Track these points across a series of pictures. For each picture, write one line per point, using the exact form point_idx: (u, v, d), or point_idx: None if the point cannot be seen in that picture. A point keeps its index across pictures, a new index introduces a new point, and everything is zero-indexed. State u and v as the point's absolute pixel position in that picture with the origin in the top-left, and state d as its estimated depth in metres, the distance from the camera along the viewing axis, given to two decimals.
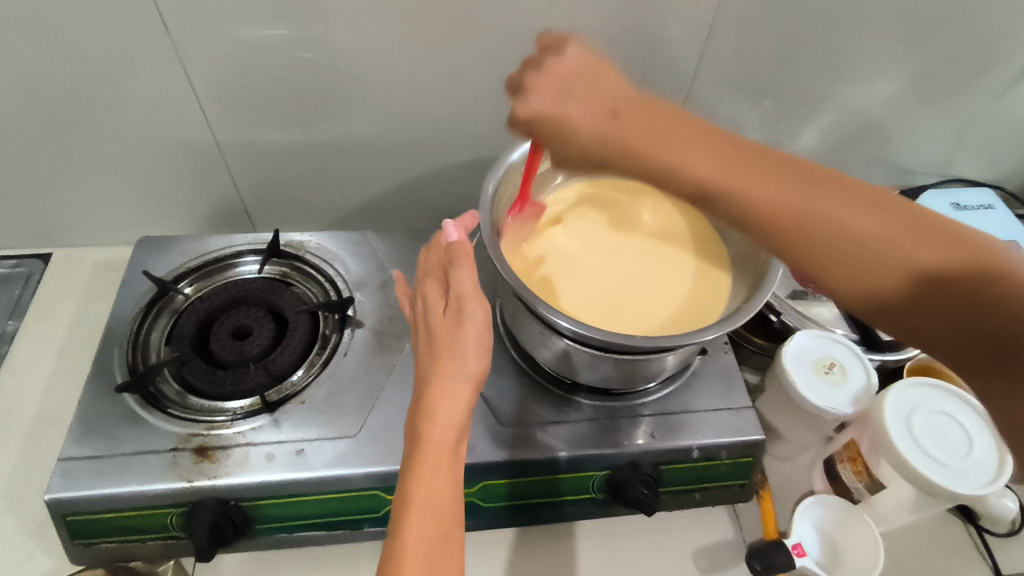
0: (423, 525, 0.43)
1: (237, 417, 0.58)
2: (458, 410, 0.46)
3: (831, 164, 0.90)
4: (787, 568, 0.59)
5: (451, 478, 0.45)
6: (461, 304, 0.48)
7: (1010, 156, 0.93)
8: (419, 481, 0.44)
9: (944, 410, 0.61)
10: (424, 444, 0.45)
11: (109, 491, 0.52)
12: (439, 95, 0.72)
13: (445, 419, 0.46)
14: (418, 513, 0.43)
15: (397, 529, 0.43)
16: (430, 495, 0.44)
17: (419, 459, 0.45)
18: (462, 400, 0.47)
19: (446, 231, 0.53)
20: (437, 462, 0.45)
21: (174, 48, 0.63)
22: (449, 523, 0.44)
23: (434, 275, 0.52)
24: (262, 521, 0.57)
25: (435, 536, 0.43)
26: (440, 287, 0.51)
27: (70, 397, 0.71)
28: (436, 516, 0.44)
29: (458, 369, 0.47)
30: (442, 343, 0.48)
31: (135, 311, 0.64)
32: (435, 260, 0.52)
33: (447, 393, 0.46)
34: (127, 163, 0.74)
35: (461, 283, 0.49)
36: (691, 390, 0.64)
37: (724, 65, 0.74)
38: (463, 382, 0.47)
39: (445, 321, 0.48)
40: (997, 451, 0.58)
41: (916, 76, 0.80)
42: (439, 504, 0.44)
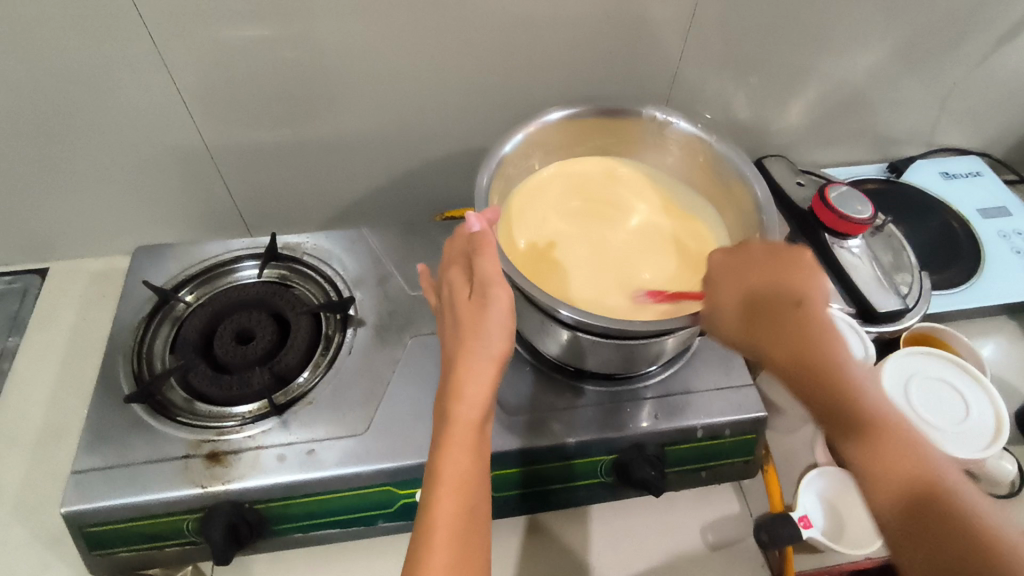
0: (449, 501, 0.45)
1: (246, 422, 0.58)
2: (483, 391, 0.47)
3: (818, 138, 0.91)
4: (794, 539, 0.60)
5: (476, 456, 0.46)
6: (485, 290, 0.49)
7: (994, 121, 0.94)
8: (445, 458, 0.46)
9: (940, 376, 0.62)
10: (450, 424, 0.47)
11: (125, 501, 0.53)
12: (426, 88, 0.72)
13: (470, 398, 0.47)
14: (445, 490, 0.45)
15: (426, 504, 0.45)
16: (457, 471, 0.45)
17: (446, 437, 0.46)
18: (487, 380, 0.47)
19: (469, 222, 0.52)
20: (462, 441, 0.46)
21: (157, 53, 0.63)
22: (474, 498, 0.46)
23: (457, 263, 0.53)
24: (277, 522, 0.58)
25: (462, 512, 0.45)
26: (464, 274, 0.52)
27: (77, 408, 0.71)
28: (462, 492, 0.45)
29: (482, 351, 0.48)
30: (466, 325, 0.49)
31: (137, 320, 0.65)
32: (459, 249, 0.53)
33: (472, 374, 0.47)
34: (117, 172, 0.74)
35: (483, 268, 0.49)
36: (691, 369, 0.65)
37: (709, 45, 0.74)
38: (487, 363, 0.48)
39: (470, 304, 0.49)
40: (996, 413, 0.59)
41: (900, 45, 0.80)
42: (465, 481, 0.45)
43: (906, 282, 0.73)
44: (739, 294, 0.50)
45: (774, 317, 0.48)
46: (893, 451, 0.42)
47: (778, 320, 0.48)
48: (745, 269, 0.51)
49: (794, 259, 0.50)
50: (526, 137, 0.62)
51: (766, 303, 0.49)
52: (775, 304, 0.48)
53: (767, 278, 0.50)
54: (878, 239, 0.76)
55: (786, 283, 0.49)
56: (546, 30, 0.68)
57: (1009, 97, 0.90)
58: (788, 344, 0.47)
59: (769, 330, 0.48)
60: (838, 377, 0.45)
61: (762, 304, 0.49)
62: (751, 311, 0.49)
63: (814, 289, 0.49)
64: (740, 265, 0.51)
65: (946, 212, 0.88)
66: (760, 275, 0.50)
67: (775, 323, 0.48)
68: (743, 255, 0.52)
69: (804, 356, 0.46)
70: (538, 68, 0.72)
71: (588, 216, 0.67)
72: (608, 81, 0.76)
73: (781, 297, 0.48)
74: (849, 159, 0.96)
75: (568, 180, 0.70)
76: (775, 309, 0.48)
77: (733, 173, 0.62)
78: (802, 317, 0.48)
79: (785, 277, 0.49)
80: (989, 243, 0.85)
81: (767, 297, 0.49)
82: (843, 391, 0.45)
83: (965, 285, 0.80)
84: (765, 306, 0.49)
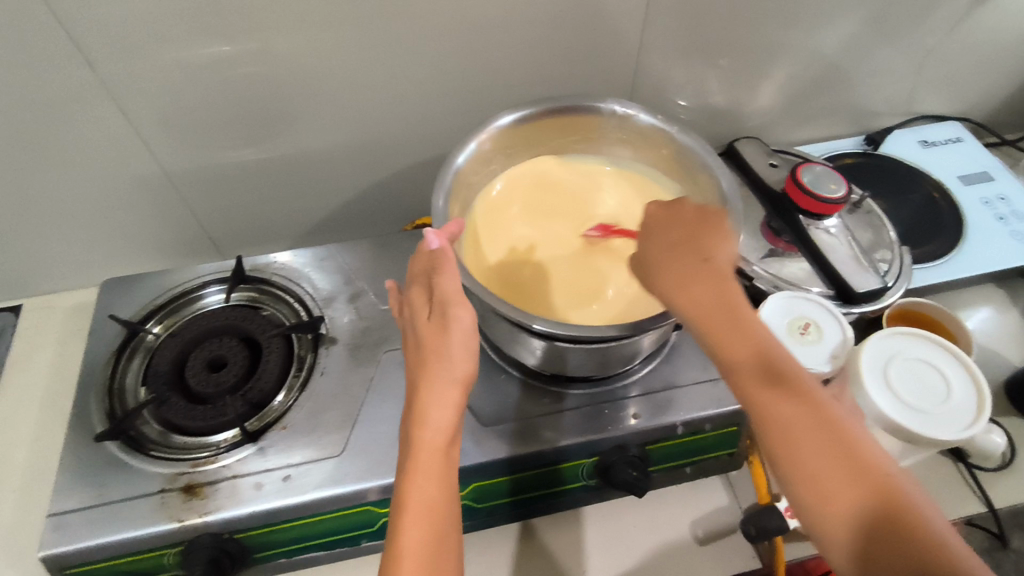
0: (418, 527, 0.43)
1: (221, 451, 0.58)
2: (448, 414, 0.46)
3: (792, 116, 0.89)
4: (782, 530, 0.60)
5: (443, 480, 0.45)
6: (446, 309, 0.48)
7: (973, 85, 0.92)
8: (411, 485, 0.44)
9: (922, 358, 0.60)
10: (415, 449, 0.45)
11: (103, 541, 0.53)
12: (384, 97, 0.70)
13: (435, 423, 0.46)
14: (412, 516, 0.43)
15: (394, 533, 0.43)
16: (424, 498, 0.44)
17: (411, 463, 0.45)
18: (451, 403, 0.46)
19: (429, 239, 0.52)
20: (429, 466, 0.45)
21: (104, 83, 0.62)
22: (444, 523, 0.44)
23: (419, 281, 0.52)
24: (261, 549, 0.58)
25: (432, 539, 0.43)
26: (426, 292, 0.51)
27: (58, 446, 0.71)
28: (431, 518, 0.44)
29: (444, 373, 0.47)
30: (428, 348, 0.48)
31: (108, 355, 0.64)
32: (421, 266, 0.52)
33: (435, 396, 0.46)
34: (80, 206, 0.73)
35: (444, 287, 0.49)
36: (670, 365, 0.64)
37: (671, 31, 0.72)
38: (451, 385, 0.46)
39: (431, 325, 0.48)
40: (976, 400, 0.58)
41: (868, 16, 0.78)
42: (434, 506, 0.44)
43: (885, 259, 0.72)
44: (663, 262, 0.49)
45: (700, 282, 0.46)
46: (818, 414, 0.42)
47: (701, 284, 0.47)
48: (674, 233, 0.50)
49: (710, 223, 0.50)
50: (480, 145, 0.61)
51: (688, 268, 0.47)
52: (698, 268, 0.47)
53: (688, 244, 0.49)
54: (856, 217, 0.75)
55: (702, 247, 0.48)
56: (501, 29, 0.67)
57: (986, 60, 0.88)
58: (715, 305, 0.45)
59: (697, 295, 0.46)
60: (766, 340, 0.45)
61: (685, 268, 0.47)
62: (675, 276, 0.47)
63: (726, 251, 0.49)
64: (669, 234, 0.50)
65: (927, 182, 0.86)
66: (687, 244, 0.49)
67: (708, 287, 0.46)
68: (667, 223, 0.51)
69: (733, 313, 0.45)
70: (498, 69, 0.71)
71: (555, 219, 0.66)
72: (569, 76, 0.74)
73: (699, 259, 0.48)
74: (826, 134, 0.94)
75: (533, 183, 0.69)
76: (695, 273, 0.47)
77: (697, 164, 0.61)
78: (723, 279, 0.47)
79: (700, 243, 0.49)
80: (972, 211, 0.84)
81: (687, 262, 0.48)
82: (770, 354, 0.44)
83: (949, 256, 0.79)
84: (690, 272, 0.47)
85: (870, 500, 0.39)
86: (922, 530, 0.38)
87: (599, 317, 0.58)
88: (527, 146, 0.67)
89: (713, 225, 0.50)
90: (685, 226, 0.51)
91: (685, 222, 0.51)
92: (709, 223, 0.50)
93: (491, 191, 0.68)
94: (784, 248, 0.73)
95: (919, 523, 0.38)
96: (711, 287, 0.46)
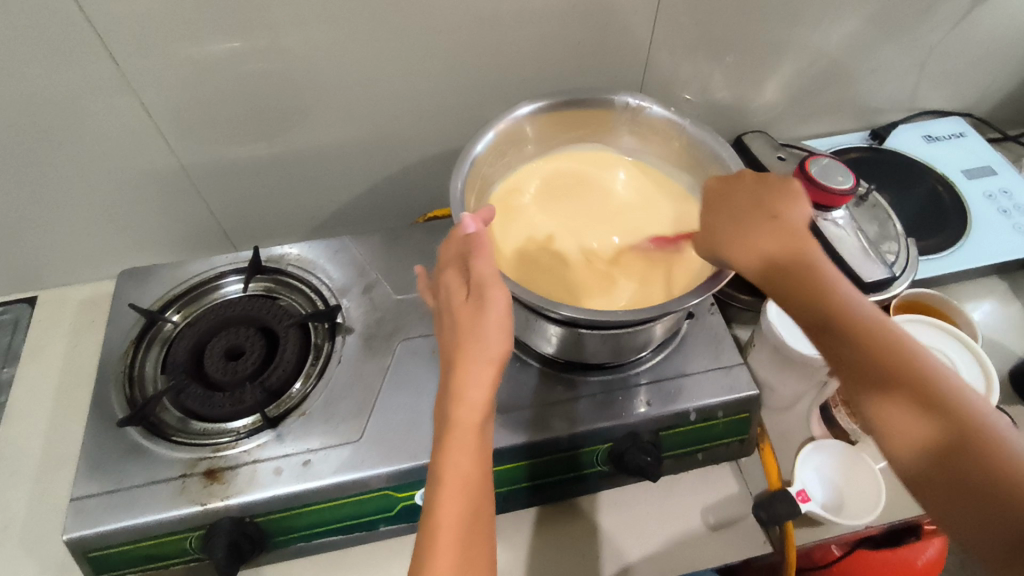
0: (453, 500, 0.45)
1: (241, 437, 0.59)
2: (483, 393, 0.47)
3: (797, 112, 0.90)
4: (792, 515, 0.61)
5: (477, 456, 0.46)
6: (481, 291, 0.49)
7: (975, 82, 0.93)
8: (448, 459, 0.46)
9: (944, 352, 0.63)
10: (451, 425, 0.46)
11: (126, 525, 0.53)
12: (395, 91, 0.71)
13: (470, 400, 0.47)
14: (449, 489, 0.45)
15: (431, 504, 0.45)
16: (459, 473, 0.45)
17: (447, 438, 0.46)
18: (487, 382, 0.47)
19: (465, 223, 0.52)
20: (464, 443, 0.46)
21: (123, 76, 0.63)
22: (477, 498, 0.46)
23: (453, 266, 0.52)
24: (280, 534, 0.58)
25: (466, 512, 0.45)
26: (460, 276, 0.51)
27: (74, 435, 0.71)
28: (465, 492, 0.45)
29: (479, 353, 0.47)
30: (464, 328, 0.48)
31: (126, 344, 0.65)
32: (454, 250, 0.52)
33: (470, 375, 0.47)
34: (95, 199, 0.74)
35: (479, 271, 0.49)
36: (681, 353, 0.65)
37: (679, 28, 0.73)
38: (485, 365, 0.47)
39: (467, 306, 0.49)
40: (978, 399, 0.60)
41: (873, 14, 0.79)
42: (468, 481, 0.45)
43: (892, 250, 0.74)
44: (733, 226, 0.52)
45: (772, 243, 0.49)
46: (896, 357, 0.45)
47: (774, 243, 0.49)
48: (736, 205, 0.53)
49: (778, 183, 0.52)
50: (497, 134, 0.62)
51: (760, 229, 0.50)
52: (766, 227, 0.50)
53: (755, 206, 0.52)
54: (862, 210, 0.77)
55: (769, 206, 0.51)
56: (513, 25, 0.68)
57: (989, 56, 0.89)
58: (787, 266, 0.48)
59: (770, 257, 0.49)
60: (842, 294, 0.46)
61: (758, 231, 0.50)
62: (746, 241, 0.50)
63: (799, 210, 0.51)
64: (731, 204, 0.53)
65: (931, 176, 0.87)
66: (756, 208, 0.51)
67: (779, 244, 0.49)
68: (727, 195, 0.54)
69: (811, 271, 0.47)
70: (508, 64, 0.72)
71: (569, 211, 0.67)
72: (579, 72, 0.75)
73: (769, 217, 0.50)
74: (830, 130, 0.95)
75: (545, 175, 0.70)
76: (769, 232, 0.49)
77: (708, 155, 0.62)
78: (795, 238, 0.49)
79: (770, 203, 0.51)
80: (975, 204, 0.85)
81: (759, 229, 0.50)
82: (849, 307, 0.46)
83: (953, 248, 0.80)
84: (760, 231, 0.50)
85: (941, 429, 0.42)
86: (1001, 456, 0.40)
87: (622, 303, 0.59)
88: (540, 138, 0.68)
89: (772, 187, 0.52)
90: (751, 193, 0.53)
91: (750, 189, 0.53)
92: (772, 183, 0.52)
93: (504, 182, 0.69)
94: None
95: (997, 451, 0.41)
96: (780, 245, 0.49)
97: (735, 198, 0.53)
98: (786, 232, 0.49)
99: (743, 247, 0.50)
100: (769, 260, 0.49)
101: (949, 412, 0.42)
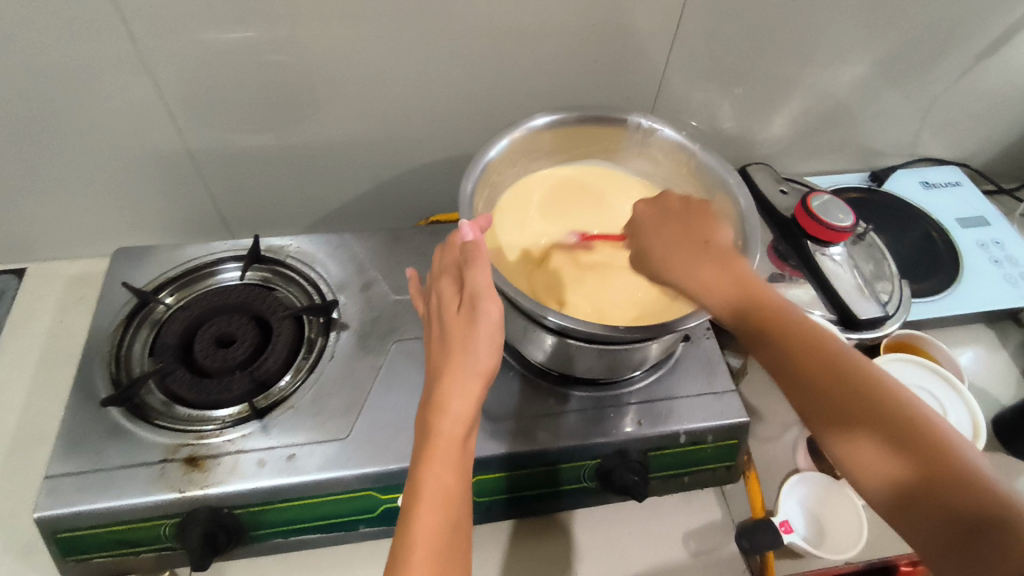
0: (432, 514, 0.44)
1: (226, 426, 0.58)
2: (468, 405, 0.46)
3: (801, 149, 0.92)
4: (774, 546, 0.61)
5: (459, 470, 0.46)
6: (475, 302, 0.48)
7: (973, 134, 0.95)
8: (428, 473, 0.45)
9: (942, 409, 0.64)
10: (434, 437, 0.46)
11: (100, 507, 0.52)
12: (410, 93, 0.71)
13: (455, 412, 0.46)
14: (427, 505, 0.44)
15: (407, 520, 0.44)
16: (439, 487, 0.45)
17: (429, 451, 0.45)
18: (473, 395, 0.47)
19: (462, 231, 0.52)
20: (446, 455, 0.45)
21: (139, 55, 0.62)
22: (456, 513, 0.45)
23: (449, 274, 0.51)
24: (255, 528, 0.57)
25: (444, 527, 0.44)
26: (455, 285, 0.50)
27: (52, 413, 0.70)
28: (445, 507, 0.44)
29: (468, 365, 0.47)
30: (454, 339, 0.47)
31: (116, 323, 0.64)
32: (451, 259, 0.52)
33: (456, 387, 0.46)
34: (97, 175, 0.73)
35: (475, 281, 0.49)
36: (674, 375, 0.65)
37: (694, 57, 0.75)
38: (474, 378, 0.47)
39: (459, 317, 0.48)
40: None
41: (881, 59, 0.81)
42: (449, 495, 0.45)
43: (886, 290, 0.74)
44: (688, 254, 0.54)
45: (713, 269, 0.52)
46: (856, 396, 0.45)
47: (717, 274, 0.51)
48: (676, 232, 0.56)
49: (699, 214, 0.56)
50: (511, 142, 0.62)
51: (704, 259, 0.52)
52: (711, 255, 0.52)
53: (706, 244, 0.53)
54: (859, 248, 0.78)
55: (701, 234, 0.55)
56: (532, 38, 0.69)
57: (989, 109, 0.92)
58: (750, 287, 0.50)
59: (706, 271, 0.52)
60: (773, 310, 0.49)
61: (703, 265, 0.52)
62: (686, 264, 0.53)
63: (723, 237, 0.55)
64: (672, 234, 0.56)
65: (926, 222, 0.89)
66: (697, 242, 0.54)
67: (719, 271, 0.51)
68: (682, 229, 0.56)
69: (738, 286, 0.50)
70: (524, 76, 0.72)
71: (572, 226, 0.67)
72: (593, 90, 0.76)
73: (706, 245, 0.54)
74: (831, 169, 0.97)
75: (553, 189, 0.70)
76: (710, 261, 0.52)
77: (716, 182, 0.63)
78: (745, 275, 0.51)
79: (715, 240, 0.54)
80: (968, 252, 0.86)
81: (703, 256, 0.53)
82: (789, 330, 0.48)
83: (944, 294, 0.82)
84: (703, 262, 0.52)
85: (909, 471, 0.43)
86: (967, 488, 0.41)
87: (627, 321, 0.60)
88: (550, 151, 0.68)
89: (711, 228, 0.55)
90: (700, 230, 0.55)
91: (701, 225, 0.55)
92: (711, 219, 0.56)
93: (511, 191, 0.69)
94: (791, 272, 0.75)
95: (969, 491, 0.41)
96: (724, 277, 0.51)
97: (677, 233, 0.56)
98: (737, 270, 0.51)
99: (682, 278, 0.53)
100: (706, 286, 0.51)
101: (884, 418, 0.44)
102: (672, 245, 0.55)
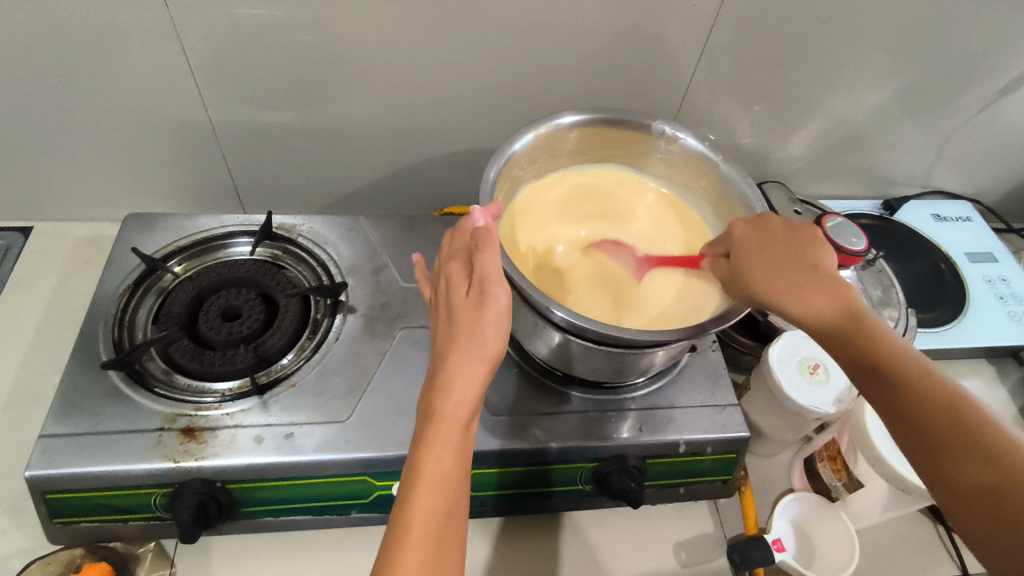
0: (430, 496, 0.43)
1: (226, 399, 0.57)
2: (472, 389, 0.46)
3: (816, 171, 0.92)
4: (765, 562, 0.61)
5: (459, 453, 0.45)
6: (485, 286, 0.47)
7: (987, 170, 0.96)
8: (428, 453, 0.44)
9: None
10: (436, 419, 0.45)
11: (92, 470, 0.52)
12: (435, 83, 0.71)
13: (459, 395, 0.45)
14: (425, 486, 0.43)
15: (406, 500, 0.43)
16: (438, 469, 0.44)
17: (430, 433, 0.45)
18: (477, 379, 0.46)
19: (474, 216, 0.51)
20: (447, 437, 0.45)
21: (170, 23, 0.62)
22: (455, 496, 0.44)
23: (458, 257, 0.51)
24: (247, 505, 0.57)
25: (440, 510, 0.43)
26: (464, 269, 0.50)
27: (48, 374, 0.69)
28: (444, 489, 0.44)
29: (474, 349, 0.46)
30: (461, 322, 0.47)
31: (123, 287, 0.63)
32: (461, 244, 0.51)
33: (461, 370, 0.46)
34: (113, 139, 0.73)
35: (485, 267, 0.48)
36: (678, 385, 0.65)
37: (720, 71, 0.75)
38: (479, 362, 0.46)
39: (466, 301, 0.48)
40: None
41: (903, 89, 0.82)
42: (447, 477, 0.44)
43: (892, 316, 0.74)
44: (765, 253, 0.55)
45: (791, 272, 0.52)
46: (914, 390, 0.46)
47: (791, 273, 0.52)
48: (762, 237, 0.56)
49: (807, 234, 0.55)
50: (536, 137, 0.62)
51: (783, 264, 0.53)
52: (796, 260, 0.53)
53: (790, 250, 0.54)
54: (868, 274, 0.78)
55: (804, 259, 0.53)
56: (563, 38, 0.69)
57: (1005, 147, 0.92)
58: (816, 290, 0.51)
59: (778, 270, 0.53)
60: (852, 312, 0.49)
61: (787, 269, 0.53)
62: (772, 271, 0.53)
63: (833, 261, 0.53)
64: (759, 236, 0.56)
65: (935, 253, 0.90)
66: (776, 241, 0.55)
67: (793, 271, 0.52)
68: (762, 233, 0.56)
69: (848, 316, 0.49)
70: (550, 75, 0.72)
71: (587, 227, 0.68)
72: (618, 94, 0.76)
73: (800, 257, 0.53)
74: (845, 194, 0.97)
75: (569, 188, 0.70)
76: (787, 262, 0.53)
77: (734, 196, 0.63)
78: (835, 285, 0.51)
79: (800, 249, 0.54)
80: (975, 286, 0.87)
81: (786, 260, 0.53)
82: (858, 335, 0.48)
83: (949, 326, 0.82)
84: (785, 268, 0.53)
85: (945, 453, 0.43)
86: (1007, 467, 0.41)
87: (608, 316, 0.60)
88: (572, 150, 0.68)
89: (788, 236, 0.55)
90: (778, 237, 0.55)
91: (779, 229, 0.56)
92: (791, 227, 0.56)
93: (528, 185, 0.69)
94: None
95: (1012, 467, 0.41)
96: (798, 280, 0.52)
97: (760, 238, 0.56)
98: (813, 277, 0.52)
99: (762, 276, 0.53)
100: (776, 283, 0.52)
101: (981, 447, 0.42)
102: (750, 247, 0.56)
